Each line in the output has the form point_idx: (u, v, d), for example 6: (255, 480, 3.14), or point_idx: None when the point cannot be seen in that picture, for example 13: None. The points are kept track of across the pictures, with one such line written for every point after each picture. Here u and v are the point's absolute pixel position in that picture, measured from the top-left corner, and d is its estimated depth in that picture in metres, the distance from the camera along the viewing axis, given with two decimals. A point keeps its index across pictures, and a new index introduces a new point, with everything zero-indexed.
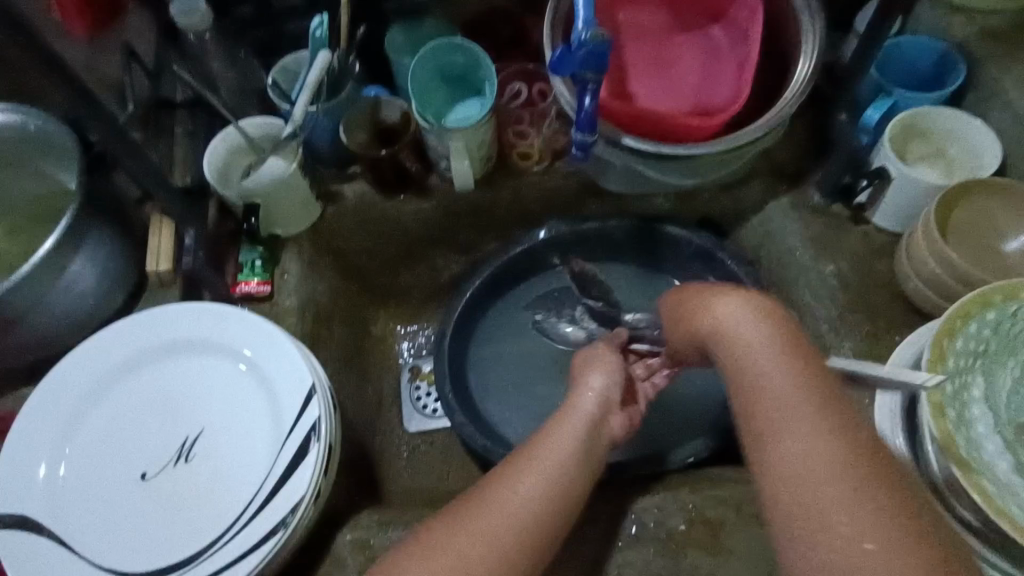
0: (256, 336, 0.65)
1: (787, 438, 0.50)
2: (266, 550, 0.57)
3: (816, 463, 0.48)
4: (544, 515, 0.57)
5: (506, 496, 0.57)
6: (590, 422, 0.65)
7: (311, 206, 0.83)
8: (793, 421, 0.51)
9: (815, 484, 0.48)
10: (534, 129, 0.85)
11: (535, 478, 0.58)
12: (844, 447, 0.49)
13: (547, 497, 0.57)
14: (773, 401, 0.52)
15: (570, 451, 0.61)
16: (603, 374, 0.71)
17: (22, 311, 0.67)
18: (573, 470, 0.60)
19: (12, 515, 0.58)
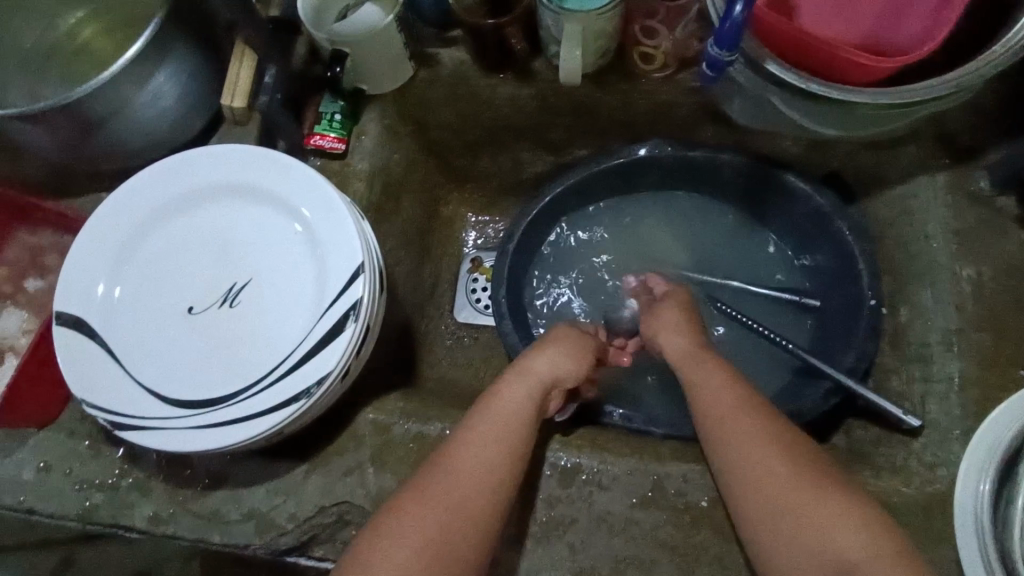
0: (316, 197, 0.62)
1: (740, 454, 0.55)
2: (286, 414, 0.57)
3: (770, 476, 0.53)
4: (498, 482, 0.56)
5: (467, 461, 0.56)
6: (540, 393, 0.63)
7: (402, 66, 0.76)
8: (739, 430, 0.56)
9: (767, 483, 0.53)
10: (665, 28, 0.73)
11: (485, 442, 0.57)
12: (791, 453, 0.54)
13: (499, 471, 0.56)
14: (726, 415, 0.58)
15: (518, 424, 0.59)
16: (558, 348, 0.68)
17: (101, 117, 0.66)
18: (515, 438, 0.58)
19: (71, 316, 0.61)
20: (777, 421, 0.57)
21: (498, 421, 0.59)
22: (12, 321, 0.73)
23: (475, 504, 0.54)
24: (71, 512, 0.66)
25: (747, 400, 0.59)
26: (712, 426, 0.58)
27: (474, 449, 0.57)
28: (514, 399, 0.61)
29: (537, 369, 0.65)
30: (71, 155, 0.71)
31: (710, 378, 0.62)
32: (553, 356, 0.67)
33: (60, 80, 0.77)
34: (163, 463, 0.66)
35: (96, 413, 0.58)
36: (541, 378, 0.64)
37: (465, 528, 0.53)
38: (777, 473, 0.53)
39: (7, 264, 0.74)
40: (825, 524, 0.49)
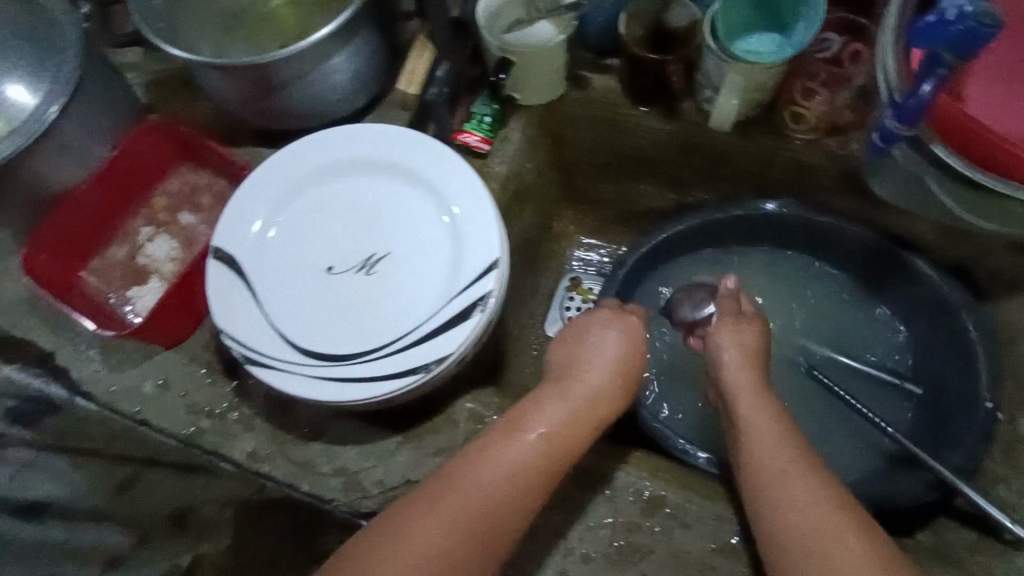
0: (466, 192, 0.66)
1: (785, 487, 0.54)
2: (402, 385, 0.60)
3: (826, 534, 0.50)
4: (546, 476, 0.54)
5: (521, 444, 0.55)
6: (598, 405, 0.59)
7: (557, 82, 0.79)
8: (797, 482, 0.54)
9: (816, 539, 0.50)
10: (824, 93, 0.74)
11: (518, 446, 0.54)
12: (842, 515, 0.51)
13: (548, 464, 0.54)
14: (778, 464, 0.56)
15: (572, 429, 0.57)
16: (608, 352, 0.63)
17: (287, 80, 0.73)
18: (548, 444, 0.55)
19: (225, 252, 0.66)
20: (825, 473, 0.56)
21: (533, 424, 0.56)
22: (163, 246, 0.78)
23: (517, 489, 0.53)
24: (179, 431, 0.71)
25: (797, 450, 0.57)
26: (765, 471, 0.56)
27: (503, 448, 0.54)
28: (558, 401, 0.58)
29: (595, 374, 0.61)
30: (249, 110, 0.78)
31: (753, 407, 0.62)
32: (610, 361, 0.63)
33: (245, 41, 0.84)
34: (270, 405, 0.71)
35: (233, 345, 0.63)
36: (595, 387, 0.60)
37: (502, 513, 0.52)
38: (821, 516, 0.51)
39: (167, 194, 0.81)
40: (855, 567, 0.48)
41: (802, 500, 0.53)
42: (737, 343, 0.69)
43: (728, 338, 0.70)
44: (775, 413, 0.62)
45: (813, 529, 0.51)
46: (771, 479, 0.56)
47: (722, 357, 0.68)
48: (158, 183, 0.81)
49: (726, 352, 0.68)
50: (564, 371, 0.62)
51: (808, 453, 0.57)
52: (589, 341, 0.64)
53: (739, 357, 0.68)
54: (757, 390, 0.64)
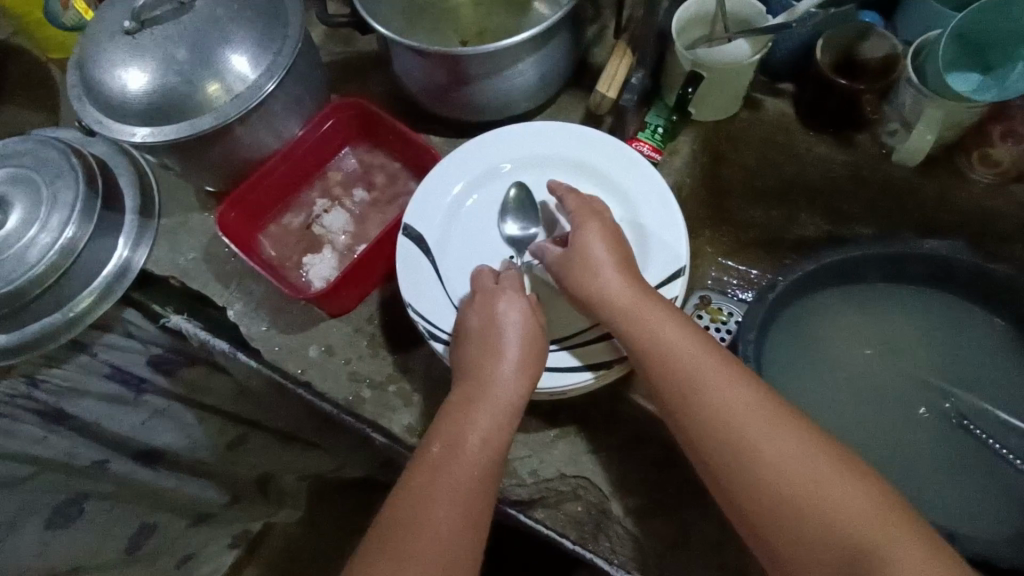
0: (654, 201, 0.68)
1: (764, 441, 0.51)
2: (586, 378, 0.62)
3: (799, 475, 0.49)
4: (487, 484, 0.54)
5: (454, 470, 0.53)
6: (510, 407, 0.57)
7: (735, 101, 0.80)
8: (765, 429, 0.51)
9: (789, 483, 0.49)
10: (1017, 137, 0.73)
11: (462, 430, 0.55)
12: (808, 454, 0.50)
13: (485, 475, 0.54)
14: (729, 407, 0.53)
15: (494, 435, 0.56)
16: (504, 308, 0.61)
17: (484, 75, 0.76)
18: (487, 419, 0.56)
19: (414, 231, 0.69)
20: (770, 398, 0.53)
21: (468, 406, 0.57)
22: (337, 220, 0.81)
23: (467, 514, 0.51)
24: (339, 397, 0.73)
25: (736, 380, 0.54)
26: (726, 421, 0.52)
27: (446, 436, 0.55)
28: (486, 370, 0.58)
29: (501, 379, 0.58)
30: (436, 99, 0.81)
31: (684, 344, 0.56)
32: (517, 356, 0.59)
33: (434, 27, 0.90)
34: (431, 382, 0.73)
35: (418, 319, 0.65)
36: (511, 342, 0.60)
37: (463, 546, 0.50)
38: (788, 454, 0.50)
39: (344, 171, 0.85)
40: (839, 499, 0.47)
41: (771, 458, 0.50)
42: (610, 263, 0.62)
43: (575, 272, 0.62)
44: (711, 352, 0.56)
45: (797, 483, 0.49)
46: (748, 447, 0.51)
47: (602, 288, 0.60)
48: (335, 160, 0.86)
49: (608, 273, 0.61)
50: (483, 356, 0.60)
51: (761, 392, 0.54)
52: (499, 324, 0.60)
53: (619, 266, 0.61)
54: (678, 323, 0.58)
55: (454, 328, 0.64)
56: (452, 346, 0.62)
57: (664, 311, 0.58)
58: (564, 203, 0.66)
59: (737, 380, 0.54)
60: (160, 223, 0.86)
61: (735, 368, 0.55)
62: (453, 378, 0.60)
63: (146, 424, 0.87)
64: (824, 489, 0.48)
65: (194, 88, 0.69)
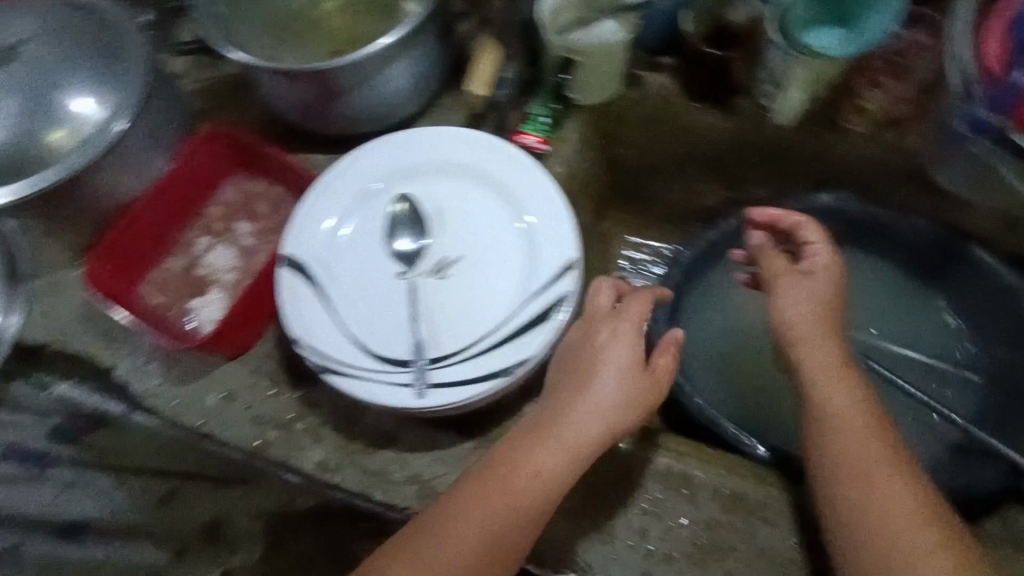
0: (539, 194, 0.65)
1: (875, 480, 0.56)
2: (489, 387, 0.60)
3: (879, 500, 0.55)
4: (554, 485, 0.57)
5: (531, 461, 0.57)
6: (603, 434, 0.58)
7: (614, 82, 0.79)
8: (875, 467, 0.56)
9: (887, 518, 0.54)
10: (887, 86, 0.74)
11: (547, 453, 0.58)
12: (918, 514, 0.54)
13: (553, 473, 0.57)
14: (861, 430, 0.58)
15: (575, 446, 0.58)
16: (625, 351, 0.61)
17: (352, 86, 0.72)
18: (569, 449, 0.58)
19: (294, 260, 0.65)
20: (896, 441, 0.58)
21: (564, 436, 0.58)
22: (222, 256, 0.77)
23: (534, 507, 0.57)
24: (245, 444, 0.70)
25: (878, 437, 0.58)
26: (856, 472, 0.56)
27: (526, 450, 0.58)
28: (589, 412, 0.59)
29: (608, 402, 0.59)
30: (310, 117, 0.77)
31: (842, 404, 0.60)
32: (620, 387, 0.60)
33: (298, 38, 0.84)
34: (338, 413, 0.70)
35: (308, 353, 0.61)
36: (615, 383, 0.60)
37: (518, 528, 0.56)
38: (884, 485, 0.55)
39: (222, 203, 0.80)
40: (909, 531, 0.54)
41: (872, 489, 0.55)
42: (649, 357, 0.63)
43: (627, 352, 0.61)
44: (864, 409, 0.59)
45: (883, 518, 0.54)
46: (861, 483, 0.56)
47: (784, 313, 0.64)
48: (213, 193, 0.80)
49: (800, 307, 0.64)
50: (571, 380, 0.61)
51: (897, 456, 0.57)
52: (595, 344, 0.62)
53: (813, 316, 0.64)
54: (850, 387, 0.60)
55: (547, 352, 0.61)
56: (557, 368, 0.63)
57: (830, 343, 0.63)
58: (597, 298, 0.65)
59: (875, 425, 0.59)
60: (32, 285, 0.79)
61: (878, 418, 0.59)
62: (540, 405, 0.62)
63: (56, 501, 0.71)
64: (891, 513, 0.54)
65: (31, 143, 0.64)
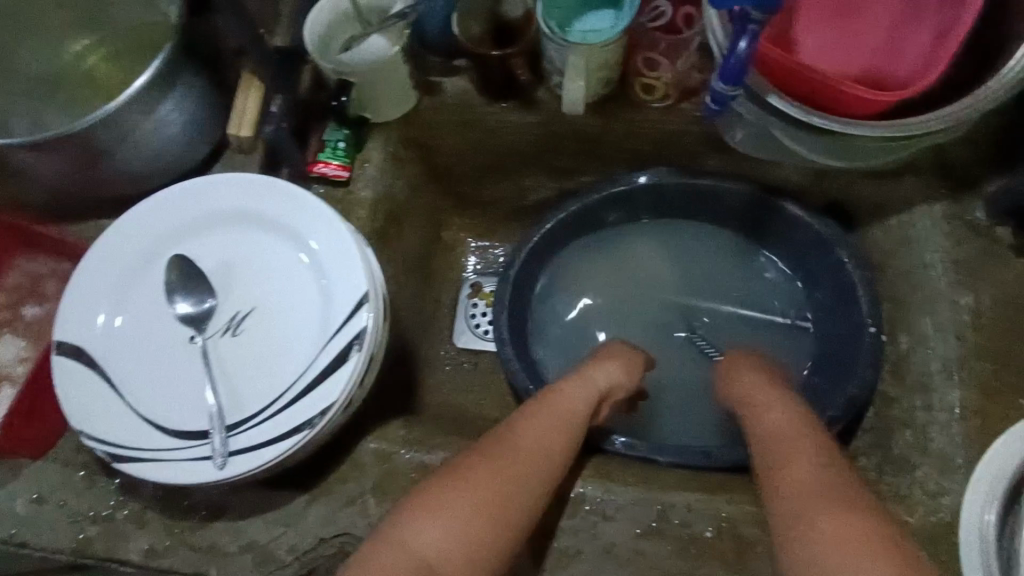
0: (324, 228, 0.62)
1: (793, 471, 0.54)
2: (291, 444, 0.56)
3: (807, 494, 0.51)
4: (570, 430, 0.61)
5: (547, 412, 0.62)
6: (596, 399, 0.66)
7: (408, 92, 0.76)
8: (794, 460, 0.55)
9: (804, 508, 0.50)
10: (668, 59, 0.73)
11: (541, 426, 0.59)
12: (833, 488, 0.51)
13: (568, 420, 0.62)
14: (781, 451, 0.57)
15: (576, 404, 0.64)
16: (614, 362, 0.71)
17: (111, 144, 0.64)
18: (565, 428, 0.61)
19: (71, 345, 0.60)
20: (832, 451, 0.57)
21: (556, 413, 0.62)
22: (10, 349, 0.71)
23: (550, 451, 0.58)
24: (63, 546, 0.65)
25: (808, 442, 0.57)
26: (767, 465, 0.56)
27: (531, 429, 0.59)
28: (576, 397, 0.65)
29: (597, 369, 0.69)
30: (81, 183, 0.68)
31: (777, 432, 0.60)
32: (618, 372, 0.71)
33: (66, 105, 0.75)
34: (160, 494, 0.65)
35: (95, 444, 0.57)
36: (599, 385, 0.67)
37: (531, 478, 0.55)
38: (798, 478, 0.53)
39: (5, 290, 0.73)
40: (829, 518, 0.49)
41: (786, 480, 0.53)
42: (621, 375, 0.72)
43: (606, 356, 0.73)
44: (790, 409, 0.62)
45: (811, 508, 0.50)
46: (773, 475, 0.55)
47: (742, 391, 0.69)
48: None
49: (753, 378, 0.70)
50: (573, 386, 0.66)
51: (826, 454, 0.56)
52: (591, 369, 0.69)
53: (760, 386, 0.68)
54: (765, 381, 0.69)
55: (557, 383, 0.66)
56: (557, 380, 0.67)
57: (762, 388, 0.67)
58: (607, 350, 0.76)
59: (801, 437, 0.58)
60: None
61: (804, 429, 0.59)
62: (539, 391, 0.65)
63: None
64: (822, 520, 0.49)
65: None
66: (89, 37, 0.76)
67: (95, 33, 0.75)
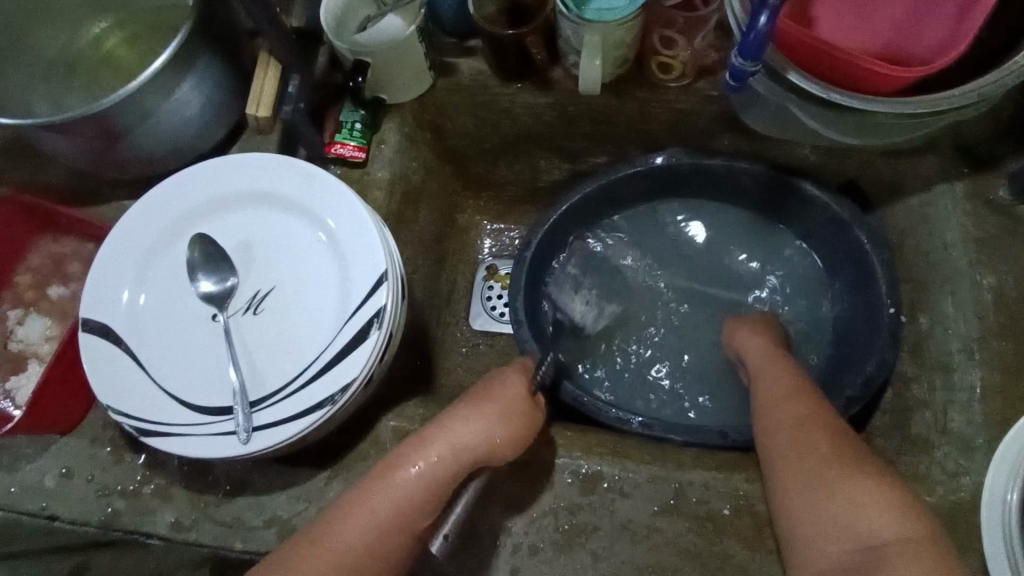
0: (343, 208, 0.63)
1: (786, 421, 0.59)
2: (312, 420, 0.57)
3: (810, 447, 0.56)
4: (402, 529, 0.55)
5: (379, 504, 0.55)
6: (448, 472, 0.57)
7: (423, 74, 0.76)
8: (792, 408, 0.60)
9: (806, 458, 0.55)
10: (685, 37, 0.73)
11: (370, 514, 0.54)
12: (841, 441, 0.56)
13: (402, 519, 0.55)
14: (778, 402, 0.61)
15: (419, 494, 0.56)
16: (484, 417, 0.59)
17: (130, 126, 0.65)
18: (400, 513, 0.55)
19: (96, 323, 0.62)
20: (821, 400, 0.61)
21: (394, 490, 0.55)
22: (36, 327, 0.72)
23: (373, 553, 0.54)
24: (91, 519, 0.66)
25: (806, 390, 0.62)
26: (766, 409, 0.62)
27: (355, 517, 0.54)
28: (423, 471, 0.56)
29: (462, 438, 0.58)
30: (102, 165, 0.69)
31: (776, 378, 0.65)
32: (490, 426, 0.59)
33: (85, 89, 0.75)
34: (185, 470, 0.67)
35: (121, 419, 0.59)
36: (463, 447, 0.58)
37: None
38: (798, 429, 0.57)
39: (29, 271, 0.74)
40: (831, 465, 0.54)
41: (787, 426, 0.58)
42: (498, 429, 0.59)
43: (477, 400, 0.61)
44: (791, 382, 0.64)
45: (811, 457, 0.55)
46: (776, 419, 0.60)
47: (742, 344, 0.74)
48: (17, 260, 0.74)
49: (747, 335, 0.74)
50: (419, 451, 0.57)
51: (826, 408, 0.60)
52: (454, 429, 0.58)
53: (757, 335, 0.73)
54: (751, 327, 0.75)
55: (407, 445, 0.58)
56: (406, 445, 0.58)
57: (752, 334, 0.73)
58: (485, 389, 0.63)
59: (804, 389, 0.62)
60: None
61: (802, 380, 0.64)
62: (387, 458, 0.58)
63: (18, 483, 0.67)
64: (809, 464, 0.54)
65: None
66: (108, 20, 0.76)
67: (114, 16, 0.76)
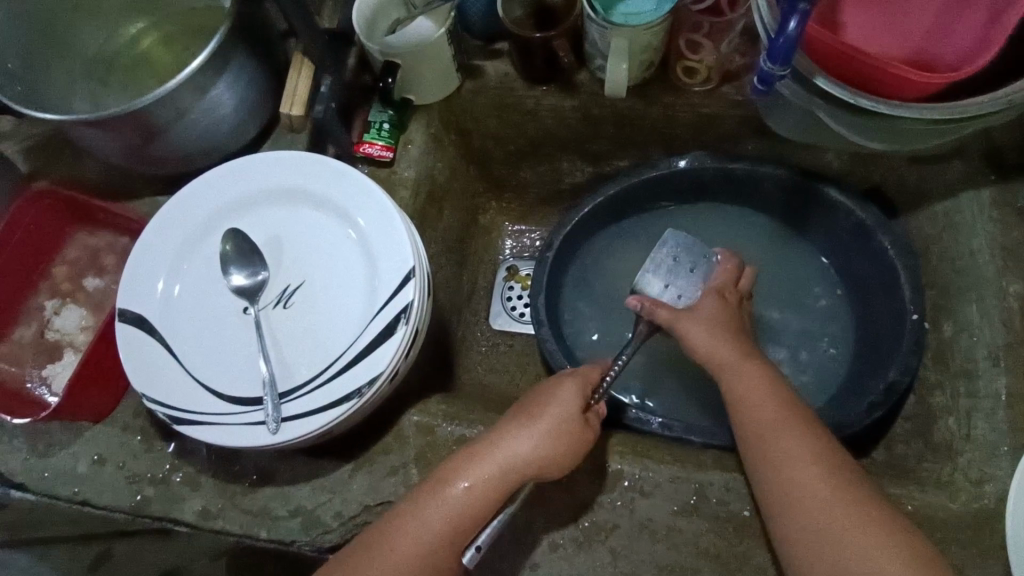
0: (372, 209, 0.64)
1: (780, 450, 0.57)
2: (339, 412, 0.58)
3: (812, 486, 0.54)
4: (454, 540, 0.56)
5: (427, 518, 0.56)
6: (505, 483, 0.58)
7: (449, 76, 0.77)
8: (784, 435, 0.57)
9: (807, 494, 0.54)
10: (710, 42, 0.73)
11: (411, 540, 0.56)
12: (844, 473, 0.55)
13: (454, 532, 0.57)
14: (765, 430, 0.58)
15: (471, 504, 0.57)
16: (537, 431, 0.59)
17: (166, 124, 0.66)
18: (451, 528, 0.56)
19: (131, 313, 0.63)
20: (809, 421, 0.59)
21: (450, 507, 0.57)
22: (72, 317, 0.74)
23: (430, 562, 0.56)
24: (121, 505, 0.68)
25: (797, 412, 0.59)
26: (750, 437, 0.59)
27: (393, 546, 0.56)
28: (480, 483, 0.58)
29: (514, 452, 0.59)
30: (137, 161, 0.71)
31: (758, 394, 0.61)
32: (543, 439, 0.59)
33: (122, 88, 0.78)
34: (212, 459, 0.68)
35: (154, 406, 0.60)
36: (516, 460, 0.58)
37: None
38: (797, 460, 0.56)
39: (66, 262, 0.76)
40: (838, 506, 0.53)
41: (782, 457, 0.56)
42: (551, 442, 0.59)
43: (531, 409, 0.61)
44: (774, 397, 0.60)
45: (815, 494, 0.54)
46: (771, 448, 0.57)
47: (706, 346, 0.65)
48: (54, 253, 0.76)
49: (723, 332, 0.66)
50: (474, 462, 0.59)
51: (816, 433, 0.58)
52: (509, 441, 0.59)
53: (728, 341, 0.65)
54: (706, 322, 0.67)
55: (466, 457, 0.59)
56: (461, 458, 0.59)
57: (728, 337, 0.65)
58: (542, 396, 0.62)
59: (789, 409, 0.59)
60: None
61: (784, 400, 0.60)
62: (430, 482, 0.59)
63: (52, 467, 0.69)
64: (817, 509, 0.53)
65: None
66: (146, 21, 0.79)
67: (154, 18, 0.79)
